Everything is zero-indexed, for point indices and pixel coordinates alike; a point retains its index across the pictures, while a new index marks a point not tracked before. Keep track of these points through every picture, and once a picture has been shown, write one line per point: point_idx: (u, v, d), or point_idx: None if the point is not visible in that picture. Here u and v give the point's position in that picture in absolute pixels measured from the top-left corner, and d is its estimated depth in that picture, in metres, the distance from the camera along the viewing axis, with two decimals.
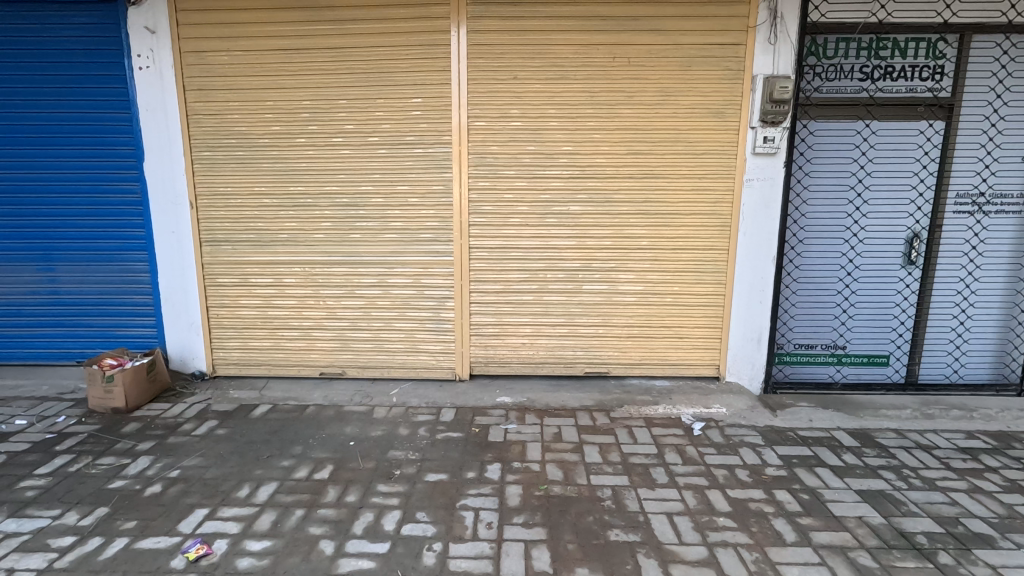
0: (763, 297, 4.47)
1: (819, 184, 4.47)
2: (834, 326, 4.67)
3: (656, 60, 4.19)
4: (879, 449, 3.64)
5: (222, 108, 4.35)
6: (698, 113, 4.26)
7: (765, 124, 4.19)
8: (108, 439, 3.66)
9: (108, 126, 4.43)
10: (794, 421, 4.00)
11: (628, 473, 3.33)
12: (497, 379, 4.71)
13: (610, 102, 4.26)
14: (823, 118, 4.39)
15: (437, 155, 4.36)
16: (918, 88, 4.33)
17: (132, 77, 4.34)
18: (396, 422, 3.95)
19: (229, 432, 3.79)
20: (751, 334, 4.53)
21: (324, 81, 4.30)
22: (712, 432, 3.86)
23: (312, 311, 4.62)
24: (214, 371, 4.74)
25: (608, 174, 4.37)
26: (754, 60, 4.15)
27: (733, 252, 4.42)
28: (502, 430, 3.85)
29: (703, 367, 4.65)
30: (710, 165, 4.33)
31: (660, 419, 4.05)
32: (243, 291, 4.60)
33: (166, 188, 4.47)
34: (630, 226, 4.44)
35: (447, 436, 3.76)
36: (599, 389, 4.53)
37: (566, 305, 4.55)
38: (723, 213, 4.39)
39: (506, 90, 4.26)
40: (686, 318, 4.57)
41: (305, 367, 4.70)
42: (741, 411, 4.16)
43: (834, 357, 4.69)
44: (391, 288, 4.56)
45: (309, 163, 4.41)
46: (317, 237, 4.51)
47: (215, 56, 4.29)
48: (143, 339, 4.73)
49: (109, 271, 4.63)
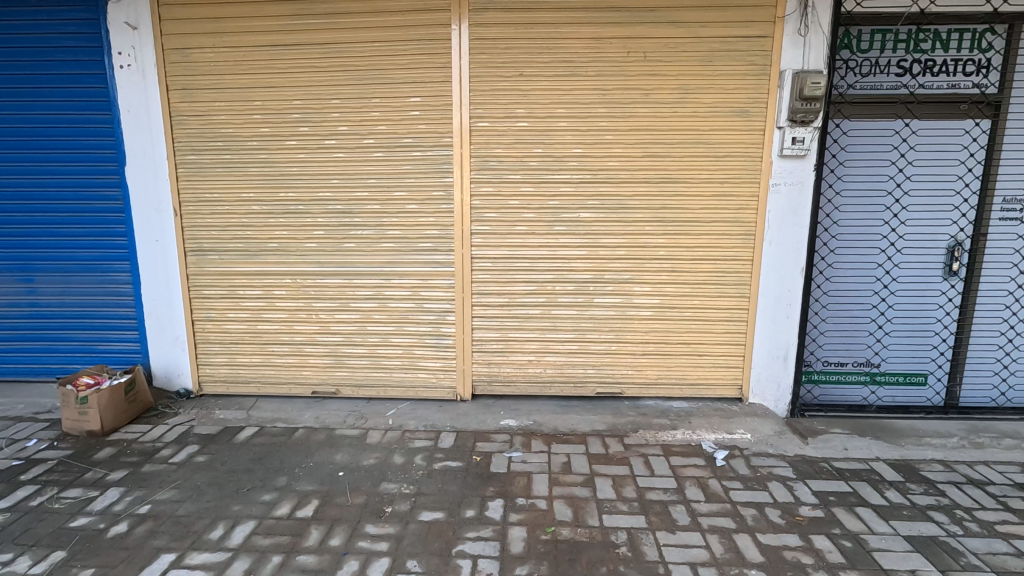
0: (790, 312, 4.11)
1: (852, 189, 4.10)
2: (868, 343, 4.29)
3: (674, 55, 3.85)
4: (926, 485, 3.26)
5: (207, 109, 4.07)
6: (720, 111, 3.91)
7: (794, 124, 3.83)
8: (77, 468, 3.37)
9: (88, 128, 4.17)
10: (827, 451, 3.63)
11: (645, 513, 2.98)
12: (501, 399, 4.37)
13: (624, 101, 3.93)
14: (858, 117, 4.01)
15: (437, 158, 4.05)
16: (962, 83, 3.95)
17: (112, 75, 4.07)
18: (392, 449, 3.63)
19: (209, 459, 3.49)
20: (777, 352, 4.17)
21: (316, 80, 4.00)
22: (737, 463, 3.50)
23: (304, 326, 4.32)
24: (201, 389, 4.45)
25: (621, 178, 4.03)
26: (782, 54, 3.80)
27: (758, 263, 4.06)
28: (505, 459, 3.52)
29: (724, 388, 4.29)
30: (734, 168, 3.98)
31: (679, 447, 3.69)
32: (231, 303, 4.32)
33: (149, 194, 4.19)
34: (646, 235, 4.10)
35: (445, 466, 3.43)
36: (612, 411, 4.18)
37: (576, 320, 4.22)
38: (748, 220, 4.04)
39: (512, 89, 3.94)
40: (706, 334, 4.22)
41: (297, 385, 4.40)
42: (768, 437, 3.79)
43: (867, 376, 4.33)
44: (388, 301, 4.25)
45: (300, 167, 4.12)
46: (309, 246, 4.21)
47: (200, 53, 4.01)
48: (126, 354, 4.45)
49: (90, 282, 4.37)
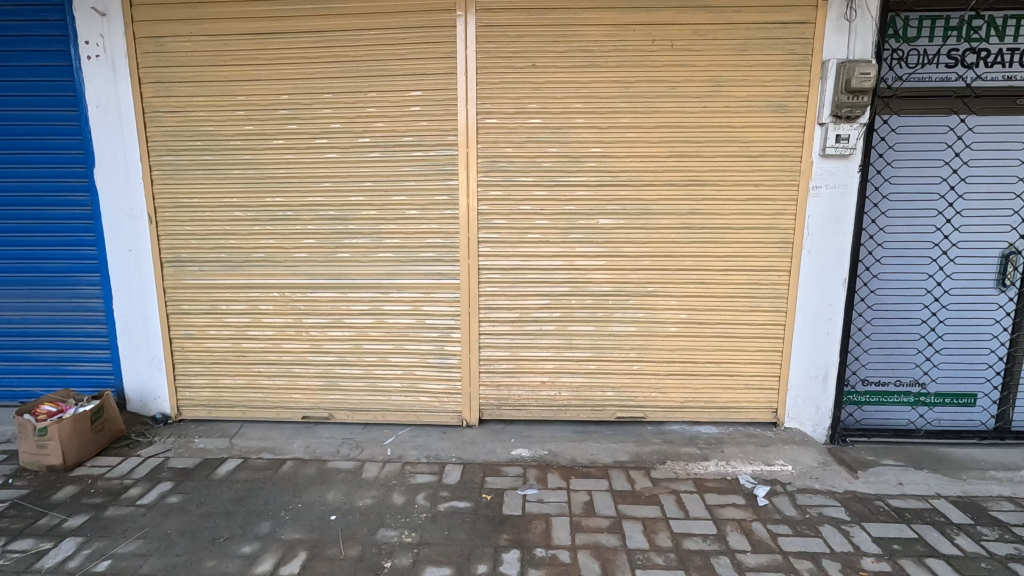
0: (831, 328, 3.72)
1: (901, 192, 3.69)
2: (916, 362, 3.89)
3: (704, 44, 3.47)
4: (1000, 529, 2.87)
5: (185, 105, 3.67)
6: (755, 106, 3.52)
7: (838, 119, 3.44)
8: (30, 513, 2.95)
9: (54, 126, 3.76)
10: (880, 486, 3.23)
11: (685, 567, 2.59)
12: (511, 425, 3.96)
13: (647, 95, 3.54)
14: (908, 112, 3.62)
15: (440, 159, 3.65)
16: (1019, 75, 3.56)
17: (79, 67, 3.67)
18: (390, 486, 3.22)
19: (183, 500, 3.08)
20: (816, 372, 3.77)
21: (306, 72, 3.61)
22: (782, 503, 3.09)
23: (294, 344, 3.91)
24: (179, 413, 4.02)
25: (645, 180, 3.63)
26: (824, 43, 3.42)
27: (796, 275, 3.67)
28: (519, 497, 3.11)
29: (758, 412, 3.88)
30: (770, 169, 3.58)
31: (713, 482, 3.29)
32: (213, 320, 3.91)
33: (121, 199, 3.78)
34: (672, 244, 3.70)
35: (451, 507, 3.02)
36: (634, 438, 3.77)
37: (594, 337, 3.82)
38: (785, 227, 3.64)
39: (524, 81, 3.55)
40: (739, 353, 3.81)
41: (285, 410, 3.98)
42: (811, 470, 3.39)
43: (912, 398, 3.90)
44: (386, 317, 3.84)
45: (289, 169, 3.72)
46: (298, 256, 3.80)
47: (176, 42, 3.62)
48: (97, 376, 4.04)
49: (56, 296, 3.95)
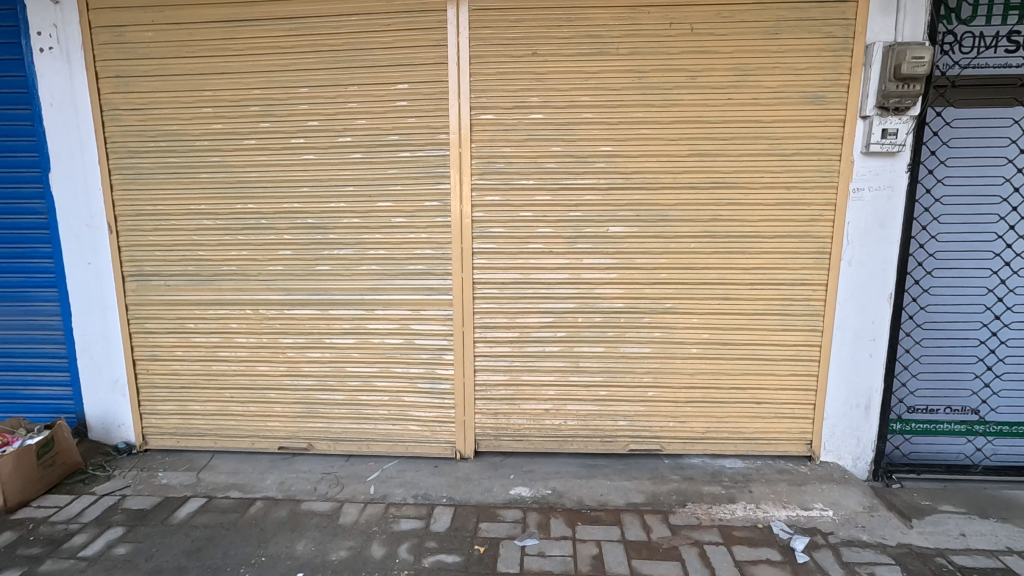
0: (874, 350, 3.26)
1: (956, 194, 3.23)
2: (973, 389, 3.41)
3: (728, 27, 3.04)
4: None
5: (147, 101, 3.30)
6: (786, 97, 3.08)
7: (885, 112, 2.99)
8: None
9: (7, 126, 3.41)
10: (940, 539, 2.76)
11: None
12: (511, 458, 3.54)
13: (664, 85, 3.11)
14: (965, 104, 3.15)
15: (430, 160, 3.24)
16: None
17: (31, 61, 3.31)
18: (371, 534, 2.81)
19: (131, 551, 2.69)
20: (857, 400, 3.31)
21: (279, 63, 3.22)
22: (825, 560, 2.63)
23: (269, 367, 3.52)
24: (145, 442, 3.65)
25: (661, 183, 3.20)
26: (867, 24, 2.98)
27: (835, 289, 3.22)
28: (517, 550, 2.68)
29: (790, 444, 3.43)
30: (804, 169, 3.14)
31: (741, 530, 2.84)
32: (181, 340, 3.53)
33: (79, 206, 3.42)
34: (692, 255, 3.26)
35: (438, 563, 2.60)
36: (651, 474, 3.33)
37: (603, 359, 3.39)
38: (822, 235, 3.20)
39: (523, 72, 3.13)
40: (768, 378, 3.36)
41: (261, 439, 3.59)
42: (856, 516, 2.93)
43: (964, 426, 3.42)
44: (371, 336, 3.44)
45: (262, 172, 3.33)
46: (273, 269, 3.41)
47: (137, 32, 3.25)
48: (55, 400, 3.67)
49: (10, 313, 3.60)
